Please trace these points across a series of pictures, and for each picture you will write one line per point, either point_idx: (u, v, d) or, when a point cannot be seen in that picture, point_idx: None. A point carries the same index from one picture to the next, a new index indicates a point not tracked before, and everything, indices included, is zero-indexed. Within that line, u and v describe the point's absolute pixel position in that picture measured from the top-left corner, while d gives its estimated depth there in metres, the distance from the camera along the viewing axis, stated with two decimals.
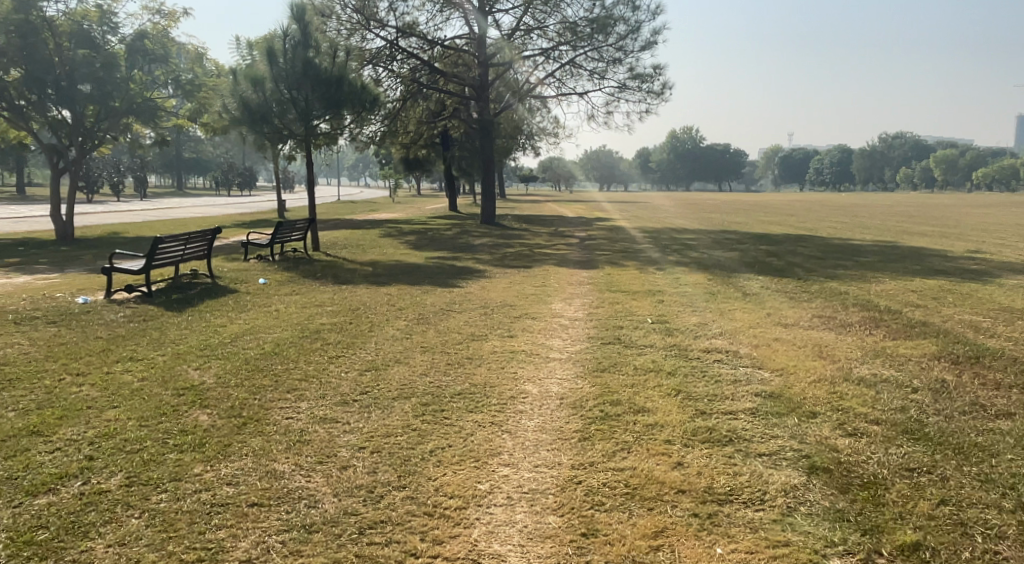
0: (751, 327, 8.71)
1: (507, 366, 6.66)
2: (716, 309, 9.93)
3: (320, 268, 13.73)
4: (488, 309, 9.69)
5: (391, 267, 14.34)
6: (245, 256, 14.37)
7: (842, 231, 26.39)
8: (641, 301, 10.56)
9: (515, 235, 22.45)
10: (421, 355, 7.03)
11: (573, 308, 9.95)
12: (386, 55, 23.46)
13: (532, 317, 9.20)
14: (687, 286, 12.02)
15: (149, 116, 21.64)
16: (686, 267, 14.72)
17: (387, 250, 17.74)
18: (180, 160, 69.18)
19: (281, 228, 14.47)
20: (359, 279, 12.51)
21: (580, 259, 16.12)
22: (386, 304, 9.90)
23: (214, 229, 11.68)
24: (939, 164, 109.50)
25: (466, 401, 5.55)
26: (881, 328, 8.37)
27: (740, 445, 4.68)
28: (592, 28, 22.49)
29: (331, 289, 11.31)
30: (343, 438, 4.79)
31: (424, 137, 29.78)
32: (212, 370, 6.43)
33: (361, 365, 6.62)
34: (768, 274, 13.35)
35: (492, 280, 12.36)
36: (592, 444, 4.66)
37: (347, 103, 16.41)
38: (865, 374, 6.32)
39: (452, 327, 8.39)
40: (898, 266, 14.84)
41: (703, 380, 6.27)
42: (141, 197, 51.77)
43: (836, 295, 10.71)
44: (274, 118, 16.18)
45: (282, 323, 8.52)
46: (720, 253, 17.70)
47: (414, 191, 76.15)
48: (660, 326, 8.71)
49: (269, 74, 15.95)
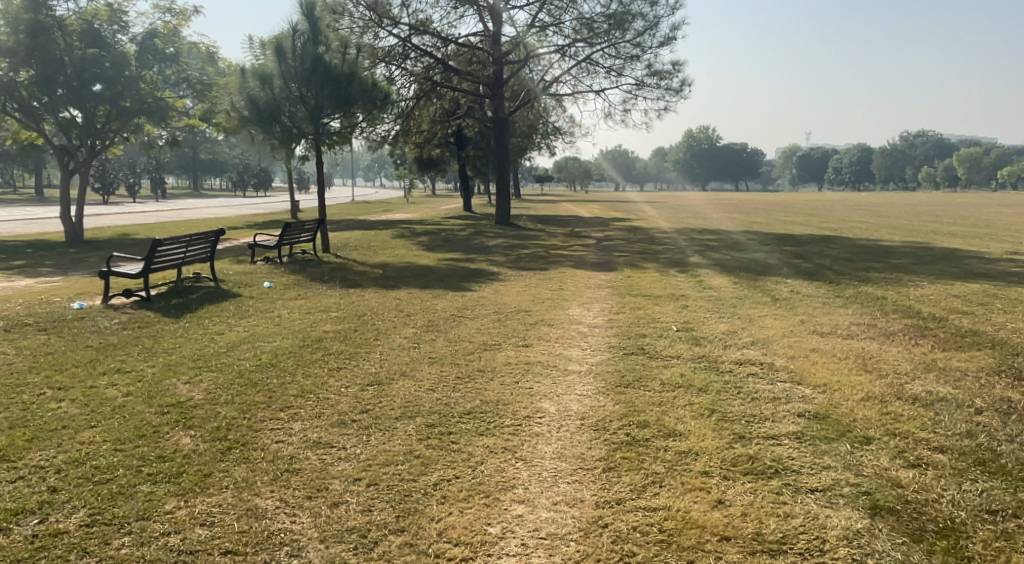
0: (784, 336, 8.10)
1: (523, 380, 6.11)
2: (745, 315, 9.33)
3: (329, 271, 13.26)
4: (502, 315, 9.16)
5: (403, 270, 13.85)
6: (252, 258, 13.93)
7: (868, 232, 25.59)
8: (664, 306, 9.98)
9: (532, 236, 21.92)
10: (429, 367, 6.50)
11: (592, 313, 9.40)
12: (399, 53, 23.00)
13: (549, 324, 8.66)
14: (712, 290, 11.44)
15: (160, 116, 21.32)
16: (710, 269, 14.10)
17: (399, 251, 17.26)
18: (196, 161, 69.27)
19: (289, 229, 14.02)
20: (368, 282, 12.03)
21: (598, 261, 15.55)
22: (395, 310, 9.40)
23: (218, 231, 11.22)
24: (963, 163, 107.53)
25: (477, 422, 5.01)
26: (927, 338, 7.75)
27: (788, 478, 4.11)
28: (609, 24, 21.89)
29: (339, 294, 10.82)
30: (337, 467, 4.26)
31: (438, 136, 29.34)
32: (202, 385, 5.91)
33: (363, 379, 6.08)
34: (798, 277, 12.70)
35: (507, 284, 11.83)
36: (618, 476, 4.11)
37: (358, 101, 15.98)
38: (920, 393, 5.73)
39: (463, 335, 7.87)
40: (934, 268, 14.13)
41: (739, 398, 5.69)
42: (156, 198, 51.95)
43: (873, 301, 10.08)
44: (283, 116, 15.77)
45: (284, 331, 8.02)
46: (744, 254, 17.10)
47: (430, 191, 75.79)
48: (686, 334, 8.13)
49: (278, 71, 15.51)
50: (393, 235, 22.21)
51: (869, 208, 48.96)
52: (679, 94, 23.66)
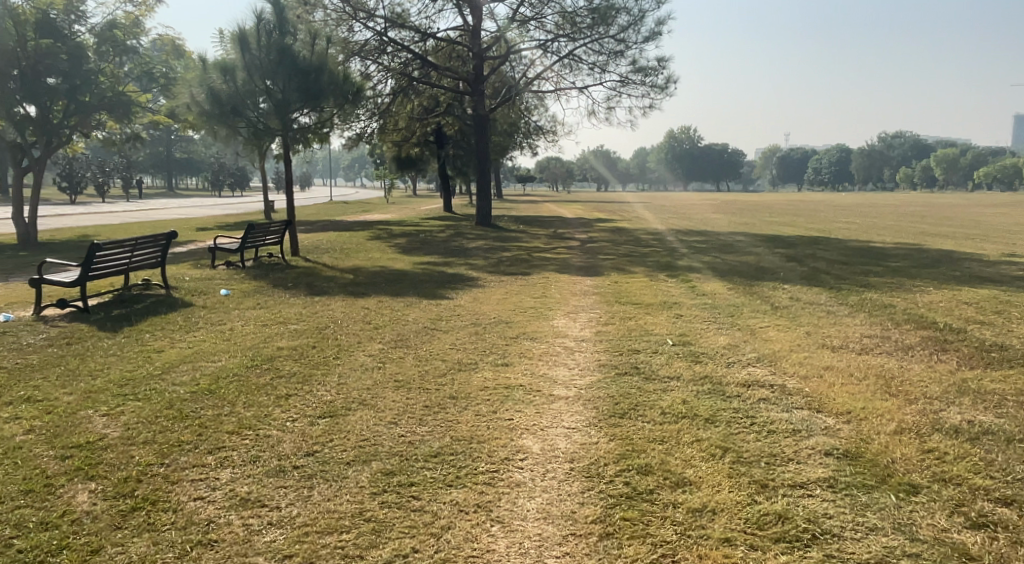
0: (792, 352, 7.31)
1: (502, 410, 5.25)
2: (745, 326, 8.56)
3: (294, 276, 12.34)
4: (480, 327, 8.30)
5: (375, 275, 12.96)
6: (212, 262, 12.95)
7: (857, 233, 25.07)
8: (656, 316, 9.15)
9: (514, 237, 21.13)
10: (395, 393, 5.63)
11: (579, 325, 8.56)
12: (375, 47, 22.09)
13: (531, 338, 7.81)
14: (705, 296, 10.67)
15: (122, 112, 20.28)
16: (702, 273, 13.36)
17: (373, 254, 16.36)
18: (170, 160, 67.68)
19: (252, 230, 13.06)
20: (336, 289, 11.12)
21: (583, 265, 14.76)
22: (361, 322, 8.49)
23: (168, 234, 10.25)
24: (940, 163, 108.48)
25: (445, 469, 4.15)
26: (949, 353, 7.02)
27: (830, 548, 3.40)
28: (593, 19, 21.11)
29: (302, 302, 9.91)
30: (266, 536, 3.44)
31: (417, 134, 28.42)
32: (121, 419, 4.97)
33: (314, 409, 5.18)
34: (795, 283, 12.00)
35: (487, 291, 11.00)
36: (619, 548, 3.38)
37: (328, 95, 15.06)
38: (962, 424, 4.96)
39: (436, 352, 7.01)
40: (935, 272, 13.52)
41: (755, 433, 4.86)
42: (125, 199, 50.58)
43: (880, 310, 9.36)
44: (247, 111, 14.84)
45: (233, 348, 7.09)
46: (734, 257, 16.37)
47: (411, 192, 74.71)
48: (684, 350, 7.31)
49: (241, 62, 14.55)
50: (369, 236, 21.26)
51: (852, 208, 48.82)
52: (664, 91, 22.96)
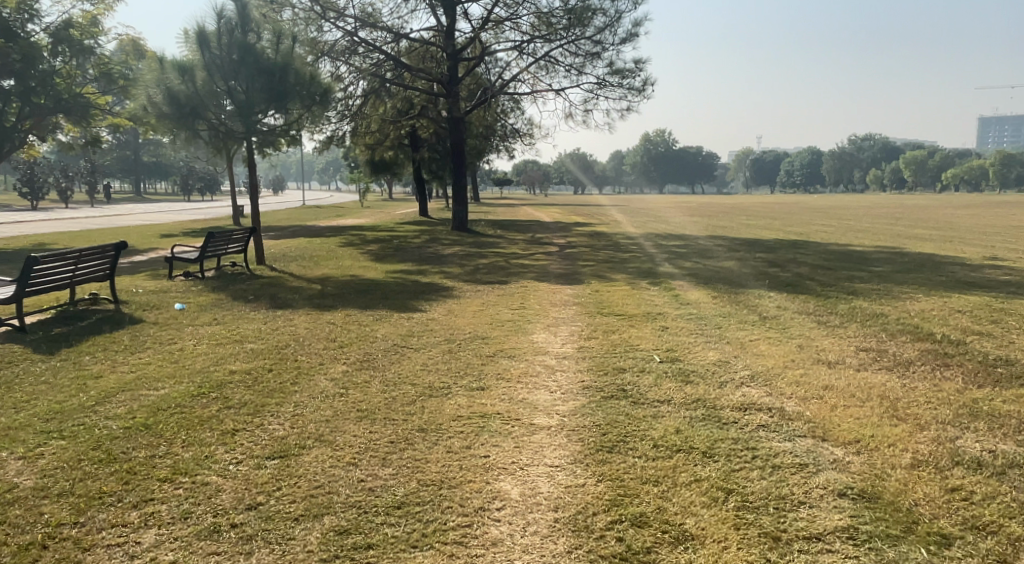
0: (787, 369, 6.81)
1: (477, 444, 4.70)
2: (734, 339, 8.09)
3: (257, 287, 11.68)
4: (454, 344, 7.73)
5: (343, 285, 12.35)
6: (169, 272, 12.26)
7: (835, 236, 24.91)
8: (641, 329, 8.64)
9: (490, 242, 20.60)
10: (357, 426, 5.04)
11: (560, 340, 8.02)
12: (346, 48, 21.44)
13: (509, 356, 7.25)
14: (690, 306, 10.19)
15: (80, 114, 19.38)
16: (684, 280, 12.92)
17: (343, 262, 15.71)
18: (138, 164, 66.23)
19: (212, 239, 12.39)
20: (301, 302, 10.47)
21: (561, 272, 14.25)
22: (325, 339, 7.87)
23: (117, 245, 9.57)
24: (910, 165, 109.98)
25: (410, 525, 3.66)
26: (953, 369, 6.59)
27: None
28: (568, 20, 20.64)
29: (262, 317, 9.26)
30: None
31: (390, 138, 27.75)
32: (38, 463, 4.34)
33: (264, 447, 4.60)
34: (780, 289, 11.60)
35: (462, 301, 10.44)
36: None
37: (294, 96, 14.43)
38: (985, 457, 4.50)
39: (405, 375, 6.42)
40: (920, 277, 13.21)
41: (760, 469, 4.34)
42: (89, 204, 49.20)
43: (872, 319, 8.95)
44: (207, 112, 14.11)
45: (179, 373, 6.43)
46: (715, 263, 15.95)
47: (386, 196, 73.93)
48: (673, 368, 6.80)
49: (201, 62, 13.90)
50: (340, 242, 20.60)
51: (827, 210, 49.07)
52: (641, 94, 22.59)
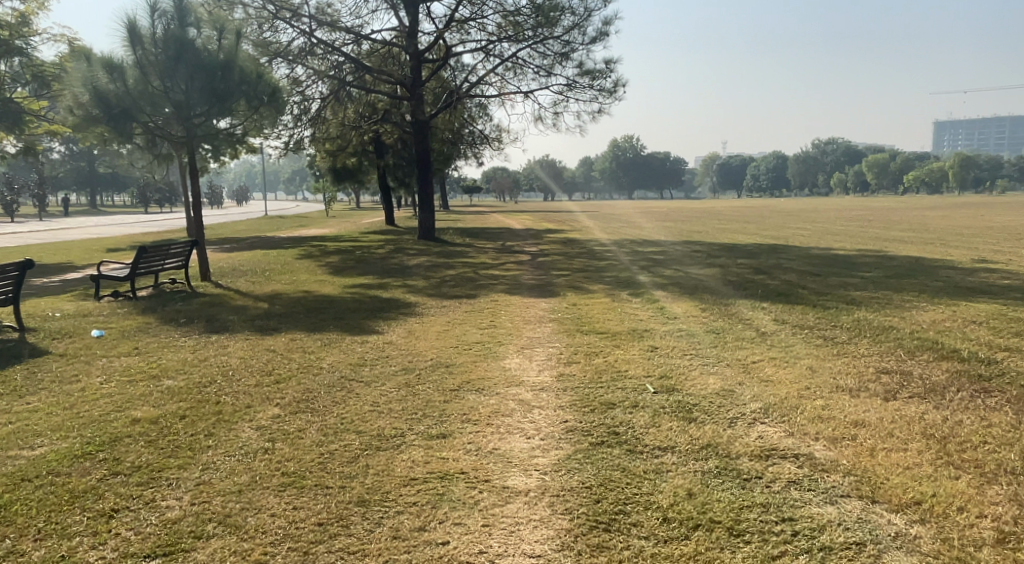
0: (804, 399, 5.79)
1: (438, 526, 3.67)
2: (734, 360, 7.11)
3: (196, 307, 10.50)
4: (413, 375, 6.60)
5: (293, 302, 11.19)
6: (97, 293, 11.04)
7: (813, 240, 24.22)
8: (628, 351, 7.59)
9: (459, 252, 19.49)
10: (279, 499, 3.93)
11: (537, 367, 6.92)
12: (303, 49, 20.23)
13: (477, 390, 6.12)
14: (678, 320, 9.21)
15: (11, 121, 17.83)
16: (665, 291, 11.96)
17: (298, 276, 14.53)
18: (92, 174, 63.71)
19: (144, 254, 11.20)
20: (240, 324, 9.29)
21: (534, 283, 13.23)
22: (260, 372, 6.73)
23: (25, 265, 8.37)
24: (872, 168, 111.28)
25: None
26: (998, 397, 5.63)
27: None
28: (536, 19, 19.68)
29: (191, 345, 8.07)
30: None
31: (353, 144, 26.49)
32: None
33: (146, 541, 3.58)
34: (772, 299, 10.67)
35: (425, 320, 9.34)
36: None
37: (238, 95, 13.17)
38: None
39: (351, 420, 5.26)
40: (914, 282, 12.42)
41: (805, 556, 3.44)
42: (39, 217, 47.26)
43: (882, 333, 8.05)
44: (140, 113, 12.89)
45: (69, 424, 5.29)
46: (696, 270, 15.04)
47: (353, 204, 72.26)
48: (671, 402, 5.72)
49: (134, 60, 12.66)
50: (298, 254, 19.36)
51: (797, 212, 48.61)
52: (613, 95, 21.70)
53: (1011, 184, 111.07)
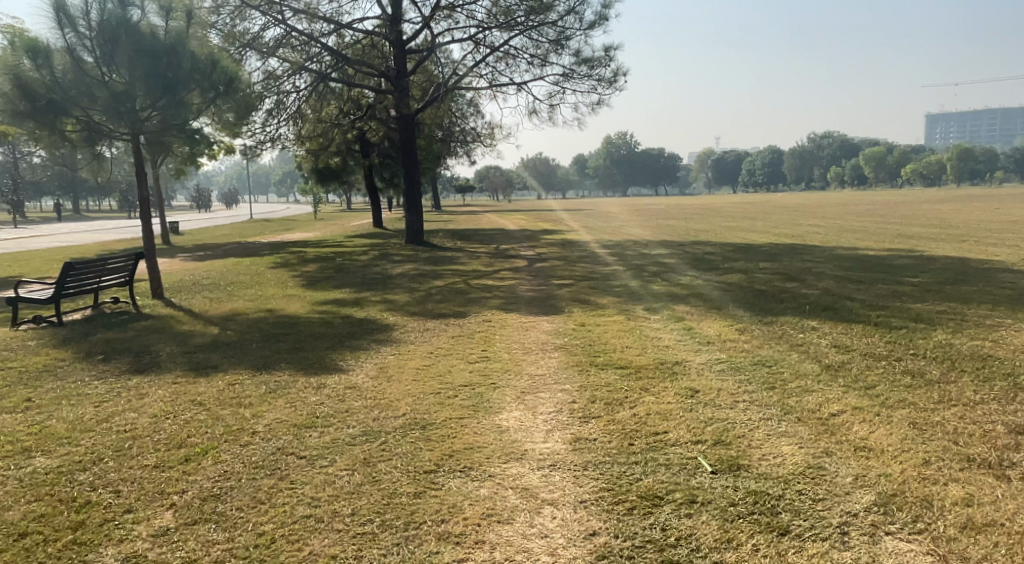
0: (929, 483, 4.02)
1: None
2: (808, 411, 5.31)
3: (130, 335, 8.73)
4: (375, 444, 4.82)
5: (250, 325, 9.42)
6: (16, 320, 9.28)
7: (830, 237, 22.44)
8: (663, 397, 5.79)
9: (450, 258, 17.72)
10: None
11: (543, 428, 5.11)
12: (276, 39, 18.39)
13: (462, 472, 4.34)
14: (713, 347, 7.44)
15: None
16: (686, 304, 10.18)
17: (264, 291, 12.74)
18: (74, 178, 61.48)
19: (70, 272, 9.39)
20: (175, 359, 7.51)
21: (534, 295, 11.47)
22: (169, 442, 4.94)
23: None
24: (869, 161, 109.25)
25: None
26: None
27: None
28: (530, 4, 17.84)
29: (100, 394, 6.30)
30: None
31: (335, 144, 24.64)
32: None
33: None
34: (818, 315, 8.91)
35: (402, 351, 7.56)
36: None
37: (187, 85, 11.23)
38: None
39: (276, 541, 3.59)
40: (974, 290, 10.68)
41: None
42: (13, 222, 45.21)
43: (983, 366, 6.26)
44: (74, 107, 11.03)
45: None
46: (715, 277, 13.29)
47: (345, 205, 70.20)
48: (742, 492, 3.95)
49: (65, 43, 10.80)
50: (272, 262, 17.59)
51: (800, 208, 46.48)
52: (614, 86, 19.96)
53: (1011, 175, 109.32)
